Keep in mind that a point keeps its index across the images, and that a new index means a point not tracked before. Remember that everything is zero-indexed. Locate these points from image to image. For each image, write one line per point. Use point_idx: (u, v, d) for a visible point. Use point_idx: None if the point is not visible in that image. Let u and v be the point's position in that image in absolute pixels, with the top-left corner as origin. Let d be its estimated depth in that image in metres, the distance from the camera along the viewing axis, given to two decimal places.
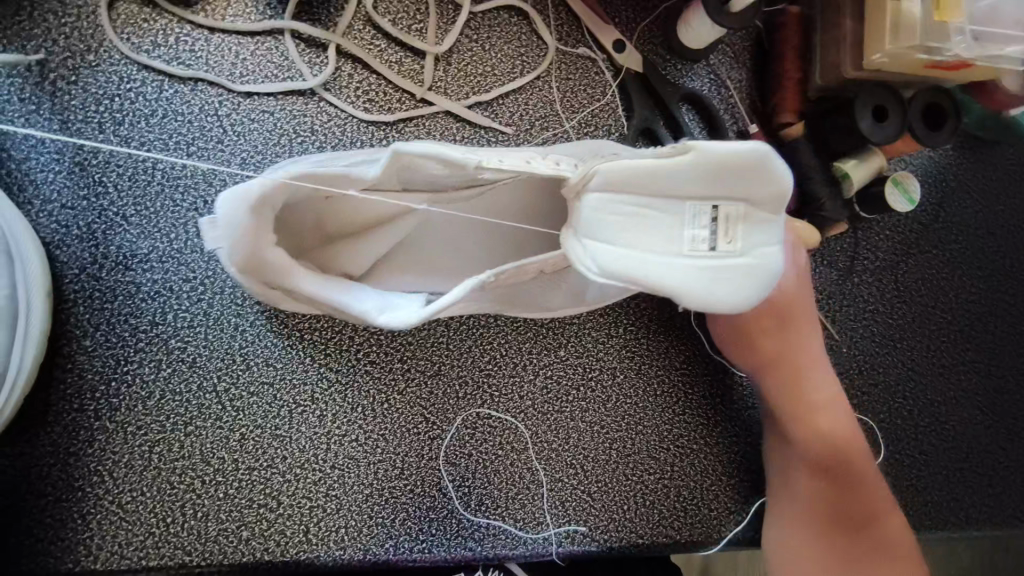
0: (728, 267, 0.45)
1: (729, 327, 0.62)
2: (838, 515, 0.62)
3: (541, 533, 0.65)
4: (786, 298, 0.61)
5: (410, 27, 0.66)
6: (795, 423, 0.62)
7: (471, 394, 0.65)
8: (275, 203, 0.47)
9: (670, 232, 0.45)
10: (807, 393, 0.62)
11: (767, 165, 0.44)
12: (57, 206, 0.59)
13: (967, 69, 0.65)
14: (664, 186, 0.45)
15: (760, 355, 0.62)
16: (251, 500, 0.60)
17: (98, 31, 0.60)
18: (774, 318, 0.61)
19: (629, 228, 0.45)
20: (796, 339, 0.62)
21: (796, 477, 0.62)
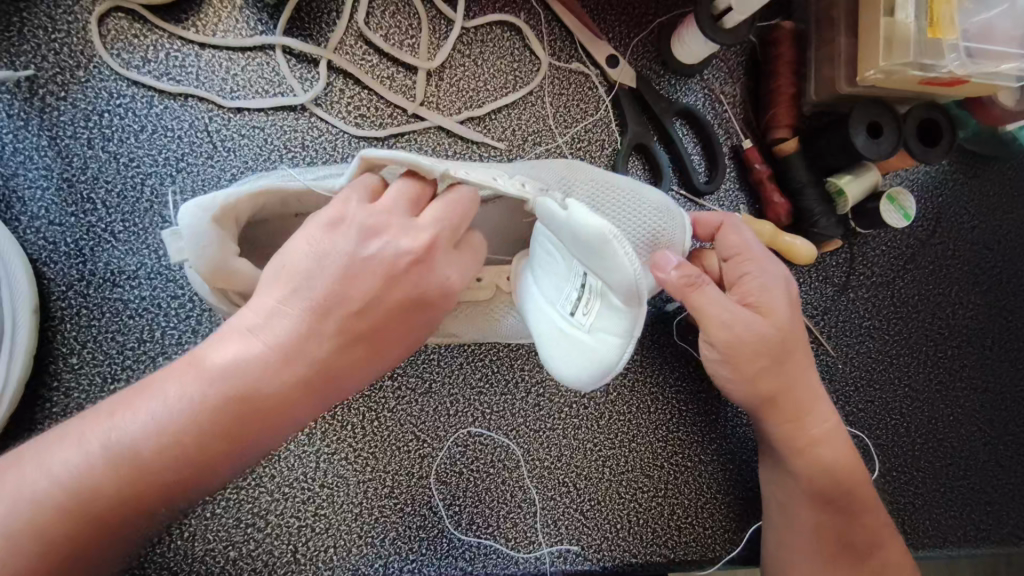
0: (578, 338, 0.44)
1: (717, 361, 0.56)
2: (843, 546, 0.61)
3: (534, 553, 0.63)
4: (787, 334, 0.55)
5: (402, 42, 0.66)
6: (792, 455, 0.60)
7: (462, 413, 0.64)
8: (240, 214, 0.46)
9: (558, 283, 0.46)
10: (808, 428, 0.60)
11: (607, 249, 0.39)
12: (44, 223, 0.58)
13: (963, 85, 0.65)
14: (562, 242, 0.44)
15: (756, 392, 0.57)
16: (239, 520, 0.59)
17: (88, 46, 0.60)
18: (771, 360, 0.55)
19: (548, 273, 0.48)
20: (793, 377, 0.58)
21: (796, 508, 0.61)
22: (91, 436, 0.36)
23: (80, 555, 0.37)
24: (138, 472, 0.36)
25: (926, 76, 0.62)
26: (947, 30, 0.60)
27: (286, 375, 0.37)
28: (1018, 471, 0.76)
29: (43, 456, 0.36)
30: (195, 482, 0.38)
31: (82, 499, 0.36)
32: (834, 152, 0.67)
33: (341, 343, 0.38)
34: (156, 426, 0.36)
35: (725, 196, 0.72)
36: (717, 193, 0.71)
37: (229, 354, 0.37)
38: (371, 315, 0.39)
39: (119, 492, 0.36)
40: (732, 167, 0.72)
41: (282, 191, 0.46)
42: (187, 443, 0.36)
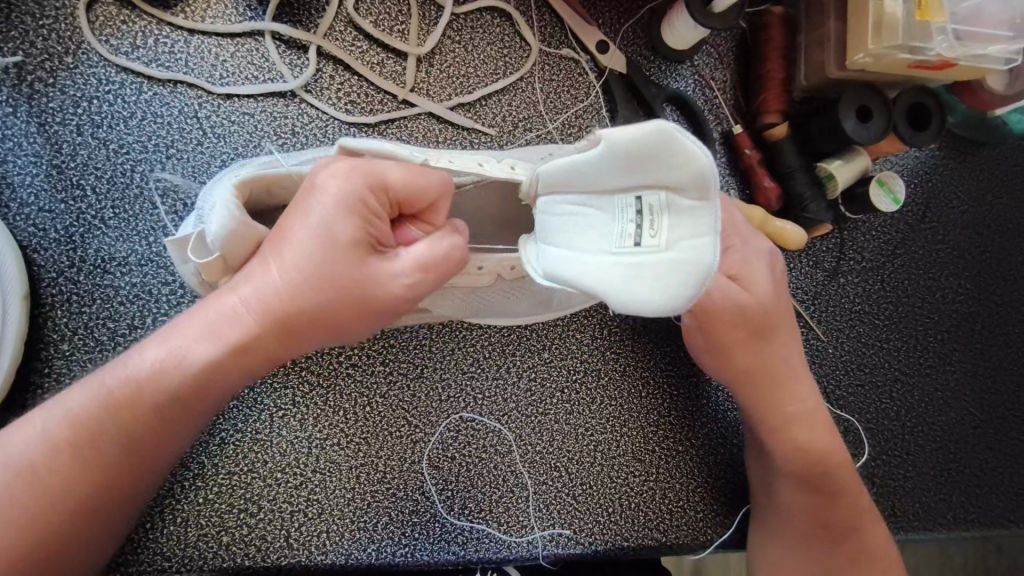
0: (650, 262, 0.37)
1: (700, 327, 0.58)
2: (817, 523, 0.61)
3: (526, 537, 0.64)
4: (769, 310, 0.58)
5: (392, 28, 0.66)
6: (772, 434, 0.61)
7: (454, 398, 0.65)
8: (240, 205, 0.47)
9: (597, 232, 0.41)
10: (788, 405, 0.60)
11: (666, 144, 0.36)
12: (34, 210, 0.58)
13: (953, 69, 0.65)
14: (589, 185, 0.42)
15: (736, 367, 0.59)
16: (232, 505, 0.60)
17: (76, 33, 0.60)
18: (748, 330, 0.58)
19: (563, 226, 0.45)
20: (775, 350, 0.60)
21: (783, 487, 0.61)
22: (82, 391, 0.46)
23: (75, 496, 0.46)
24: (120, 419, 0.46)
25: (915, 59, 0.63)
26: (935, 12, 0.60)
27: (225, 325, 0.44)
28: (1007, 454, 0.76)
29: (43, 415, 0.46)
30: (173, 424, 0.47)
31: (69, 440, 0.45)
32: (823, 136, 0.68)
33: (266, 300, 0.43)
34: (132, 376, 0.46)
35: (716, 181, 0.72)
36: None
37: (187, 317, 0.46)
38: (300, 267, 0.42)
39: (98, 436, 0.45)
40: (723, 153, 0.72)
41: (268, 176, 0.48)
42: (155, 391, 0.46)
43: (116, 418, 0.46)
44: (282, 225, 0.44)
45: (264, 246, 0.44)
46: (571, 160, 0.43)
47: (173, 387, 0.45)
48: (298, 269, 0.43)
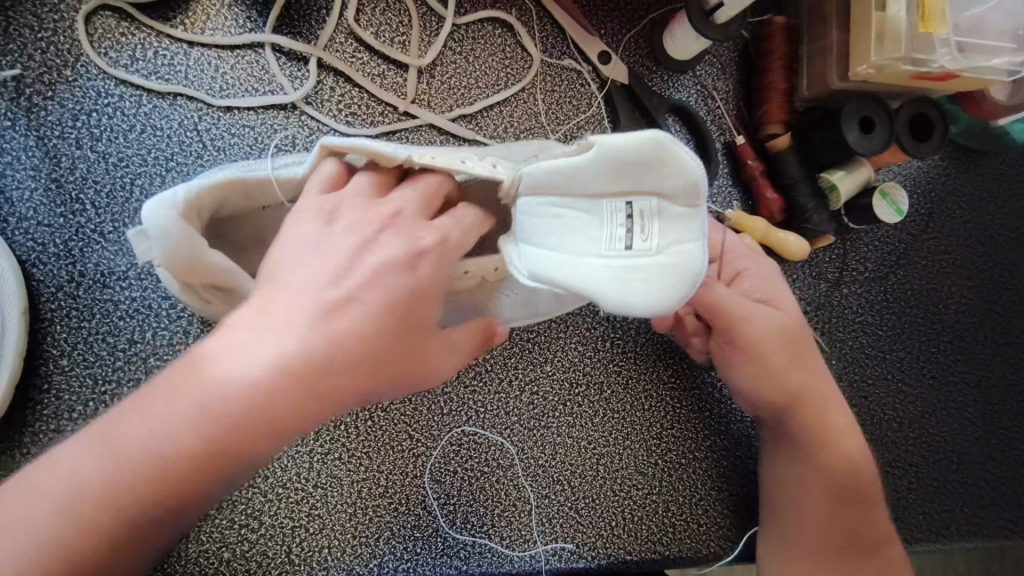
0: (643, 266, 0.38)
1: (750, 340, 0.56)
2: (848, 535, 0.60)
3: (528, 551, 0.63)
4: (802, 331, 0.59)
5: (393, 39, 0.65)
6: (813, 448, 0.60)
7: (456, 411, 0.64)
8: (202, 210, 0.46)
9: (582, 235, 0.40)
10: (829, 422, 0.60)
11: (666, 153, 0.37)
12: (33, 224, 0.58)
13: (955, 80, 0.65)
14: (571, 187, 0.41)
15: (780, 381, 0.58)
16: (233, 521, 0.59)
17: (75, 45, 0.59)
18: (790, 347, 0.58)
19: (543, 231, 0.42)
20: (815, 371, 0.60)
21: (813, 499, 0.60)
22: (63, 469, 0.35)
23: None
24: (111, 509, 0.34)
25: (918, 70, 0.63)
26: (939, 25, 0.60)
27: (278, 389, 0.35)
28: (1010, 465, 0.76)
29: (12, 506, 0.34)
30: (174, 517, 0.36)
31: (69, 532, 0.34)
32: (826, 147, 0.67)
33: (337, 356, 0.37)
34: (129, 452, 0.35)
35: (718, 192, 0.72)
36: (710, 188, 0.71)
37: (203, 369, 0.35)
38: (371, 316, 0.39)
39: (100, 529, 0.34)
40: (725, 163, 0.72)
41: (243, 181, 0.46)
42: (160, 472, 0.34)
43: (123, 503, 0.34)
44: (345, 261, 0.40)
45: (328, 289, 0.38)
46: (558, 162, 0.40)
47: (200, 469, 0.35)
48: (369, 320, 0.39)
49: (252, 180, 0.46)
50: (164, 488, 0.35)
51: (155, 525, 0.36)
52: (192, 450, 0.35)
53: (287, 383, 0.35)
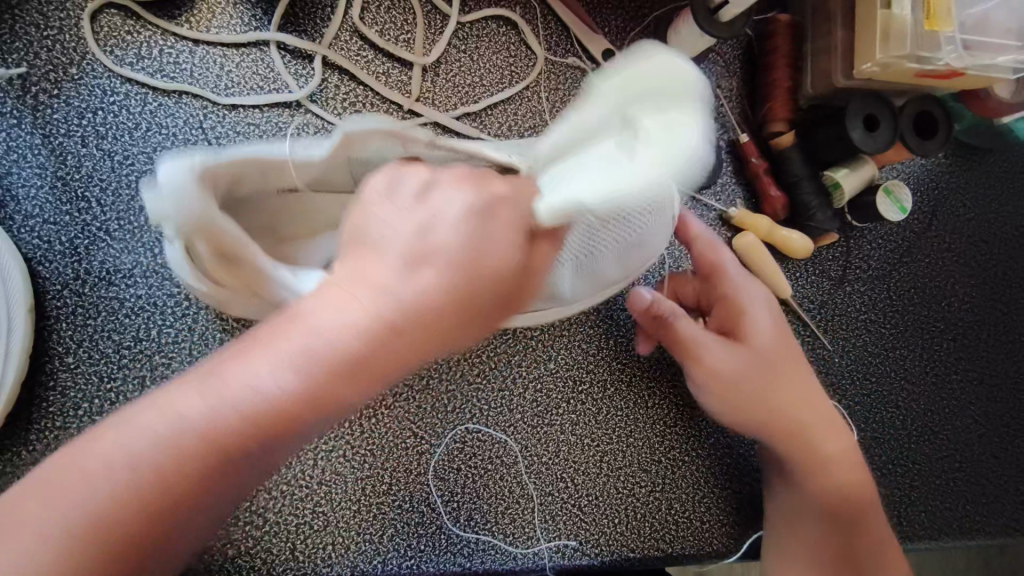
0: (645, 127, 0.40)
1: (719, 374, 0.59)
2: (834, 556, 0.60)
3: (532, 548, 0.63)
4: (780, 355, 0.60)
5: (397, 38, 0.65)
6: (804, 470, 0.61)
7: (460, 409, 0.65)
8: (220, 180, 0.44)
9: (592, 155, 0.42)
10: (815, 446, 0.60)
11: (659, 61, 0.41)
12: (38, 222, 0.58)
13: (959, 78, 0.65)
14: (580, 131, 0.45)
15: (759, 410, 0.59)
16: (237, 518, 0.59)
17: (80, 43, 0.59)
18: (761, 375, 0.59)
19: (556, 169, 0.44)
20: (800, 396, 0.61)
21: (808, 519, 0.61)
22: (171, 417, 0.33)
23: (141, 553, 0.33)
24: (219, 455, 0.33)
25: (923, 69, 0.63)
26: (944, 23, 0.60)
27: (378, 338, 0.34)
28: (1012, 463, 0.76)
29: (116, 455, 0.33)
30: (272, 460, 0.36)
31: (156, 473, 0.33)
32: (830, 145, 0.67)
33: (436, 305, 0.35)
34: (226, 389, 0.33)
35: (722, 190, 0.72)
36: (714, 186, 0.71)
37: (327, 325, 0.34)
38: (463, 265, 0.36)
39: (186, 475, 0.33)
40: (729, 162, 0.72)
41: (263, 159, 0.44)
42: (273, 421, 0.33)
43: (210, 449, 0.33)
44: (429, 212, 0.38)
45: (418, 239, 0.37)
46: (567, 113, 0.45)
47: (290, 417, 0.33)
48: (462, 269, 0.36)
49: (273, 160, 0.44)
50: (272, 437, 0.34)
51: (256, 468, 0.35)
52: (307, 403, 0.33)
53: (405, 343, 0.35)
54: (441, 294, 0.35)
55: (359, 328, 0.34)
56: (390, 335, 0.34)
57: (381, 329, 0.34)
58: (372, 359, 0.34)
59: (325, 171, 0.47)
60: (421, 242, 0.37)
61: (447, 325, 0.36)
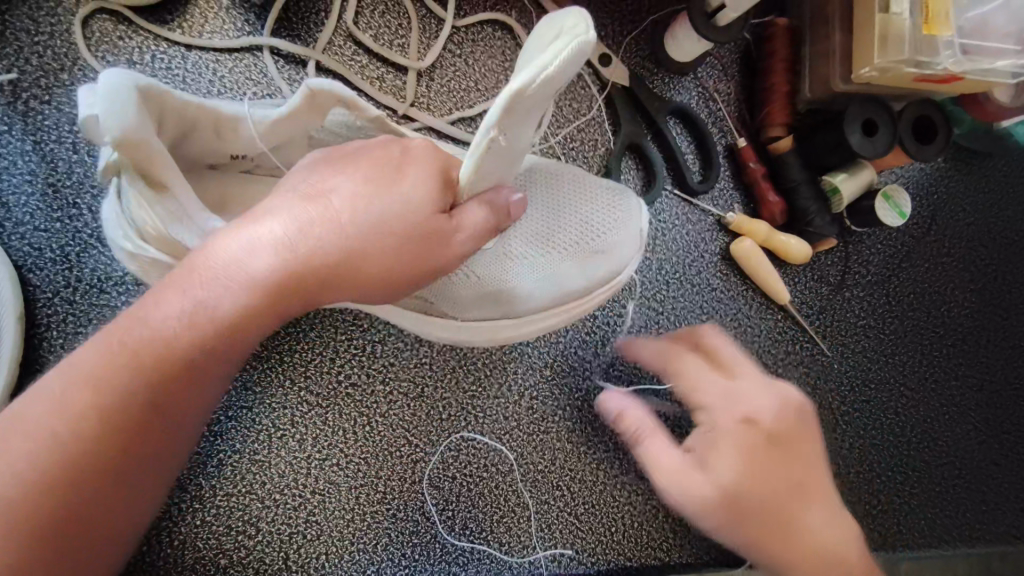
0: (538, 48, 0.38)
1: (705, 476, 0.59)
2: None
3: (527, 557, 0.63)
4: (756, 499, 0.52)
5: (392, 42, 0.65)
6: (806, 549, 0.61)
7: (455, 417, 0.64)
8: (162, 107, 0.44)
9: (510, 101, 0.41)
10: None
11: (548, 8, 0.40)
12: (29, 229, 0.57)
13: (958, 83, 0.64)
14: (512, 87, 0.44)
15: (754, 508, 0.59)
16: (230, 527, 0.58)
17: (71, 49, 0.59)
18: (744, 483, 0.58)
19: None
20: (785, 531, 0.52)
21: None
22: (69, 370, 0.39)
23: (88, 480, 0.39)
24: (115, 390, 0.39)
25: (921, 73, 0.62)
26: (941, 27, 0.60)
27: (263, 270, 0.40)
28: (1013, 470, 0.76)
29: (24, 415, 0.38)
30: (180, 399, 0.41)
31: (86, 406, 0.39)
32: (829, 150, 0.67)
33: (318, 241, 0.41)
34: (132, 330, 0.39)
35: (720, 195, 0.71)
36: (711, 192, 0.71)
37: (200, 260, 0.40)
38: (350, 207, 0.42)
39: (109, 402, 0.39)
40: (727, 167, 0.72)
41: (217, 111, 0.46)
42: (161, 351, 0.39)
43: (128, 377, 0.39)
44: (326, 168, 0.43)
45: (308, 187, 0.42)
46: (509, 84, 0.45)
47: (194, 339, 0.40)
48: (348, 210, 0.41)
49: (227, 116, 0.47)
50: (165, 367, 0.39)
51: (164, 408, 0.41)
52: (189, 329, 0.40)
53: (282, 266, 0.40)
54: (319, 233, 0.41)
55: (230, 259, 0.40)
56: (266, 261, 0.40)
57: (248, 256, 0.40)
58: (242, 283, 0.40)
59: (281, 137, 0.49)
60: (301, 187, 0.42)
61: (322, 251, 0.41)
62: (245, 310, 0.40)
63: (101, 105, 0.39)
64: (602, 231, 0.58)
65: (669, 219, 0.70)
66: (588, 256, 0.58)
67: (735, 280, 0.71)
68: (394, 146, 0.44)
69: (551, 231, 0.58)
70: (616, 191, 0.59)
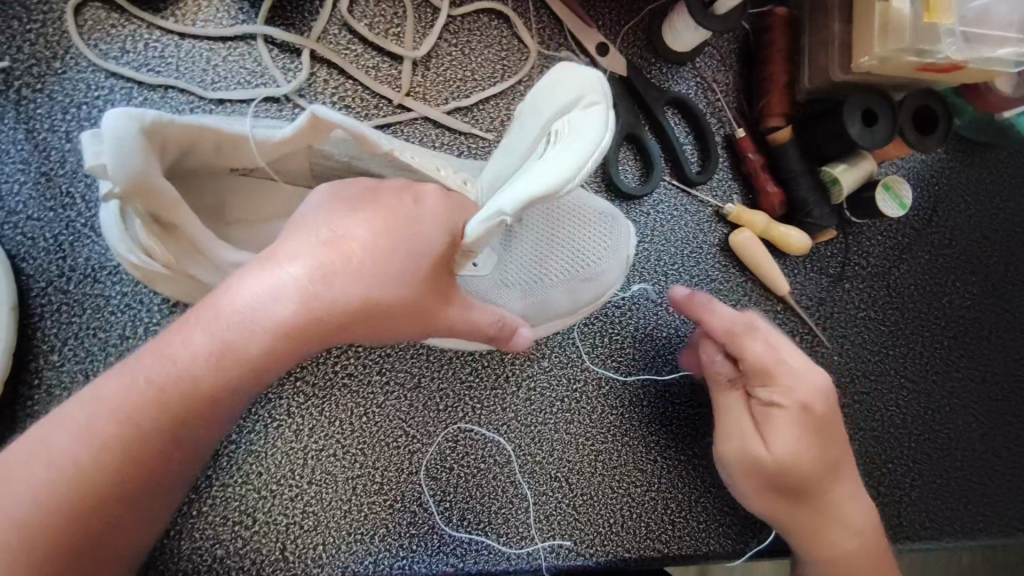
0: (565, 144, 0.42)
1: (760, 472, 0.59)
2: None
3: (525, 548, 0.63)
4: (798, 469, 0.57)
5: (388, 31, 0.64)
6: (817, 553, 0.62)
7: (452, 408, 0.64)
8: (165, 142, 0.43)
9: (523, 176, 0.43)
10: (819, 551, 0.59)
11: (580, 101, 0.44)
12: (22, 218, 0.57)
13: (961, 72, 0.64)
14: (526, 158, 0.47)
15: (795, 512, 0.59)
16: (226, 518, 0.58)
17: (64, 37, 0.59)
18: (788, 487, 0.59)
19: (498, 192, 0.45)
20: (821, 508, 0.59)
21: None
22: (94, 402, 0.39)
23: (106, 509, 0.39)
24: (138, 424, 0.39)
25: (923, 61, 0.62)
26: (943, 14, 0.59)
27: (286, 319, 0.39)
28: (1015, 463, 0.75)
29: (48, 445, 0.39)
30: (199, 432, 0.41)
31: (108, 441, 0.39)
32: (829, 140, 0.66)
33: (343, 290, 0.40)
34: (154, 369, 0.39)
35: (719, 186, 0.71)
36: (710, 182, 0.70)
37: (224, 302, 0.39)
38: (373, 254, 0.41)
39: (131, 439, 0.39)
40: (726, 157, 0.71)
41: (218, 132, 0.45)
42: (186, 389, 0.39)
43: (150, 416, 0.39)
44: (351, 215, 0.42)
45: (333, 232, 0.41)
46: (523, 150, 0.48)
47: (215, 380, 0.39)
48: (371, 257, 0.41)
49: (228, 136, 0.46)
50: (189, 405, 0.39)
51: (184, 439, 0.41)
52: (214, 368, 0.39)
53: (305, 316, 0.39)
54: (344, 281, 0.40)
55: (254, 302, 0.39)
56: (290, 309, 0.39)
57: (270, 301, 0.39)
58: (266, 328, 0.39)
59: (281, 152, 0.49)
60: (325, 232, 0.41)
61: (345, 296, 0.40)
62: (270, 350, 0.40)
63: (109, 151, 0.39)
64: (594, 262, 0.58)
65: (668, 210, 0.69)
66: (579, 284, 0.58)
67: (734, 271, 0.70)
68: (406, 199, 0.44)
69: (546, 264, 0.57)
70: (609, 218, 0.59)
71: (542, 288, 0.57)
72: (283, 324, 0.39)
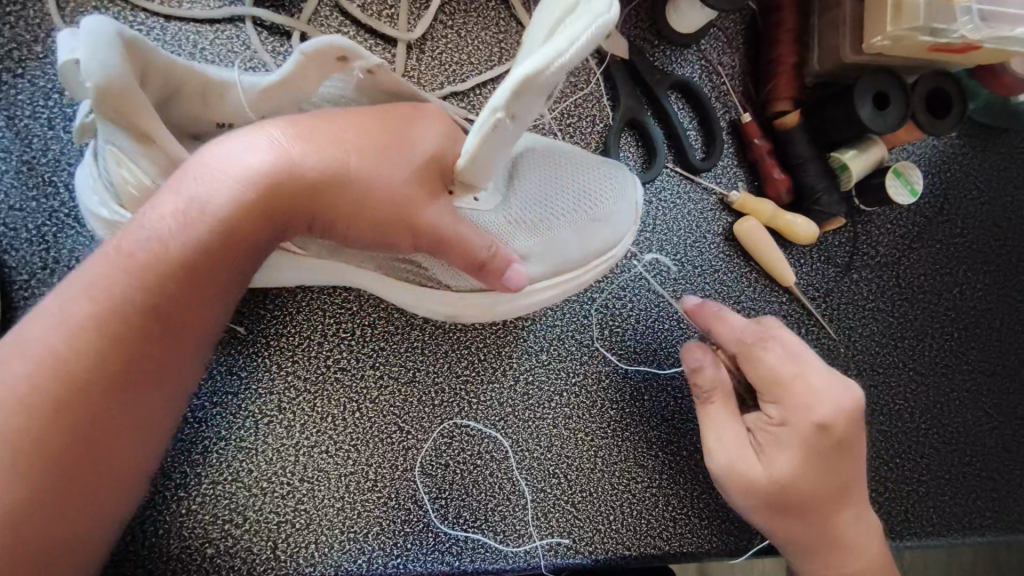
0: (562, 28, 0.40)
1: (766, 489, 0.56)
2: None
3: (523, 546, 0.61)
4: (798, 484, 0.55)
5: (381, 12, 0.62)
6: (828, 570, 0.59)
7: (448, 403, 0.62)
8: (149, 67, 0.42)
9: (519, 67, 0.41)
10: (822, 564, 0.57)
11: None
12: (4, 208, 0.55)
13: (976, 52, 0.62)
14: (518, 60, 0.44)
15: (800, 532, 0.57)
16: (216, 516, 0.56)
17: (45, 20, 0.57)
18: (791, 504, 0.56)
19: None
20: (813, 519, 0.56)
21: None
22: (68, 290, 0.38)
23: (87, 418, 0.37)
24: (114, 302, 0.37)
25: (937, 41, 0.60)
26: None
27: (261, 173, 0.40)
28: None
29: (23, 339, 0.37)
30: (181, 324, 0.39)
31: (82, 330, 0.37)
32: (836, 125, 0.64)
33: (316, 151, 0.41)
34: (128, 241, 0.38)
35: (724, 173, 0.69)
36: (715, 168, 0.68)
37: (194, 162, 0.39)
38: (349, 129, 0.43)
39: (107, 322, 0.37)
40: (731, 144, 0.69)
41: (204, 76, 0.44)
42: (160, 256, 0.38)
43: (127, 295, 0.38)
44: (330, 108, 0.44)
45: (310, 116, 0.43)
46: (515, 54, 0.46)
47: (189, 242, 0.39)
48: (347, 133, 0.43)
49: (216, 83, 0.44)
50: (165, 277, 0.38)
51: (165, 328, 0.39)
52: (188, 228, 0.39)
53: (278, 172, 0.40)
54: (319, 150, 0.42)
55: (223, 158, 0.40)
56: (263, 163, 0.40)
57: (242, 154, 0.40)
58: (238, 179, 0.39)
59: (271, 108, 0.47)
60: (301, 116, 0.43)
61: (313, 157, 0.41)
62: (243, 206, 0.40)
63: (87, 50, 0.37)
64: (597, 200, 0.56)
65: (671, 197, 0.67)
66: (586, 224, 0.55)
67: (739, 262, 0.68)
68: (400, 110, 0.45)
69: (549, 203, 0.54)
70: (611, 163, 0.58)
71: (547, 227, 0.54)
72: (256, 176, 0.40)
